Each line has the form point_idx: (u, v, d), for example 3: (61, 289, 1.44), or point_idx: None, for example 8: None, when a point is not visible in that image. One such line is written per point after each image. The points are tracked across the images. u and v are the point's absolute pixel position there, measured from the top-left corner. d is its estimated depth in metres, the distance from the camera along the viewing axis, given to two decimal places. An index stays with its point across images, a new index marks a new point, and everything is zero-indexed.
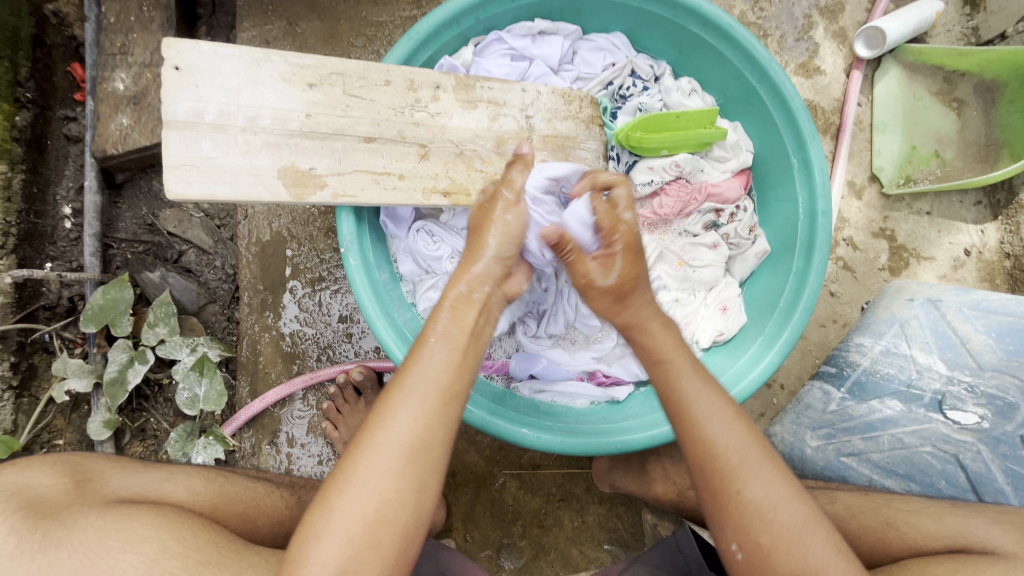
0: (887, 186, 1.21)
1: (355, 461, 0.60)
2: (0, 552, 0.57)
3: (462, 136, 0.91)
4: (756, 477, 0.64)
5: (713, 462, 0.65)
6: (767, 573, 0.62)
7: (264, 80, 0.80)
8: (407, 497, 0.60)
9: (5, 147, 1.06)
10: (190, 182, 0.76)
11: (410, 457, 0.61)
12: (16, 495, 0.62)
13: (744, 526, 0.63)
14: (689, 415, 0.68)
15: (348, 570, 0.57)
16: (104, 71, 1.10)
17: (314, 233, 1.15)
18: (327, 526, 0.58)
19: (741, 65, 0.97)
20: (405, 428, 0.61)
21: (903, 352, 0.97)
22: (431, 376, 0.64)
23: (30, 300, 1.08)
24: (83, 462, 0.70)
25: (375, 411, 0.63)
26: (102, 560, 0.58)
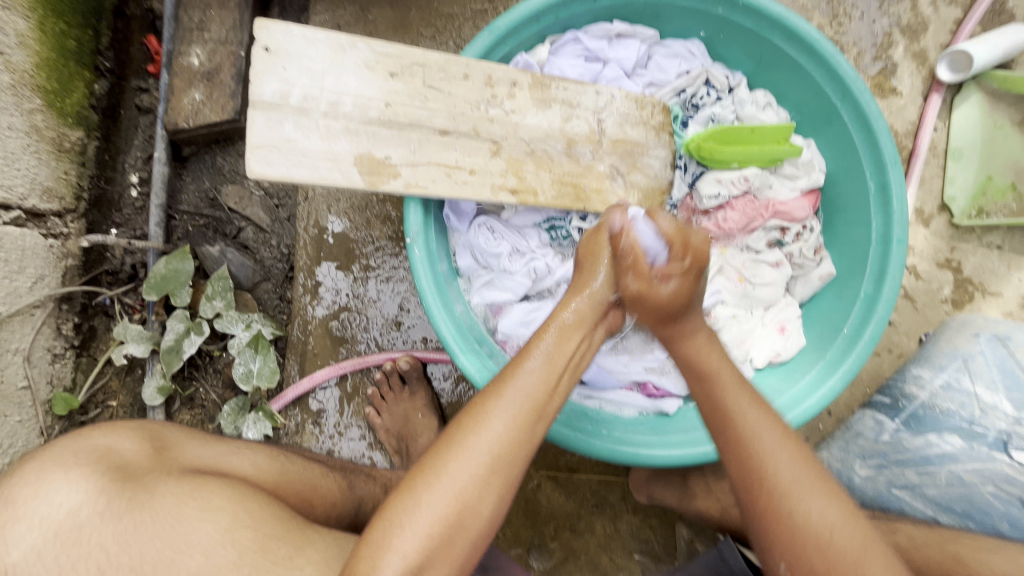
0: (958, 216, 1.17)
1: (445, 460, 0.61)
2: (90, 510, 0.57)
3: (534, 135, 0.90)
4: (777, 448, 0.66)
5: (747, 446, 0.67)
6: (796, 555, 0.61)
7: (348, 66, 0.81)
8: (487, 504, 0.62)
9: (83, 113, 1.09)
10: (270, 163, 0.77)
11: (495, 464, 0.62)
12: (103, 456, 0.62)
13: (795, 526, 0.62)
14: (727, 410, 0.70)
15: (421, 564, 0.58)
16: (181, 46, 1.13)
17: (370, 220, 1.16)
18: (409, 522, 0.59)
19: (823, 82, 0.95)
20: (496, 436, 0.63)
21: (966, 388, 0.94)
22: (534, 396, 0.66)
23: (95, 264, 1.12)
24: (159, 429, 0.71)
25: (471, 413, 0.64)
26: (186, 527, 0.59)
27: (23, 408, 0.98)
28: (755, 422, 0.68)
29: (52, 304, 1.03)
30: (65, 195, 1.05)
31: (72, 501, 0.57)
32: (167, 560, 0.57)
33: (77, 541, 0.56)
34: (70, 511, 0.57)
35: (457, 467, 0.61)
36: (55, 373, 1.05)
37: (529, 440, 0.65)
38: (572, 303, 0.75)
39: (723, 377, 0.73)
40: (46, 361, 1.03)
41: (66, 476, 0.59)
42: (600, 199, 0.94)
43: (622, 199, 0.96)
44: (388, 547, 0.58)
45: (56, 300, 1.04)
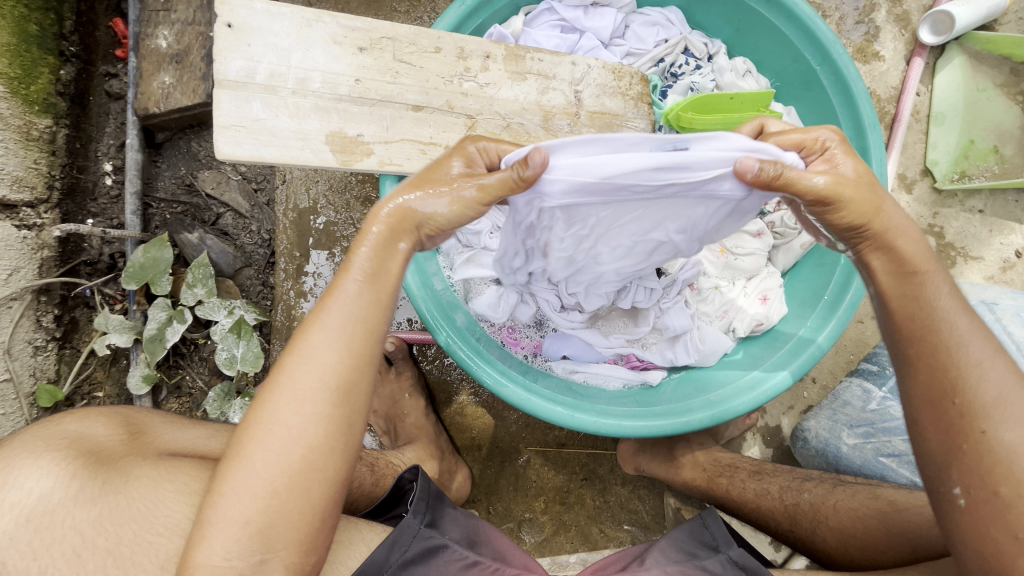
0: (940, 181, 1.17)
1: (270, 404, 0.57)
2: (62, 495, 0.57)
3: (510, 108, 0.89)
4: (1011, 400, 0.56)
5: (955, 393, 0.57)
6: (991, 525, 0.54)
7: (315, 41, 0.79)
8: (325, 445, 0.57)
9: (50, 101, 1.06)
10: (239, 143, 0.76)
11: (324, 401, 0.57)
12: (75, 442, 0.62)
13: (986, 464, 0.55)
14: (941, 341, 0.59)
15: (264, 515, 0.54)
16: (148, 28, 1.10)
17: (350, 202, 1.15)
18: (235, 482, 0.55)
19: (802, 47, 0.93)
20: (312, 370, 0.58)
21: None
22: (346, 327, 0.59)
23: (73, 254, 1.10)
24: (135, 414, 0.72)
25: (287, 352, 0.59)
26: (159, 511, 0.59)
27: (6, 400, 0.98)
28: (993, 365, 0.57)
29: (31, 296, 1.02)
30: (36, 185, 1.03)
31: (45, 486, 0.57)
32: (146, 541, 0.57)
33: (50, 526, 0.56)
34: (42, 496, 0.57)
35: (281, 408, 0.57)
36: (38, 365, 1.04)
37: (356, 371, 0.59)
38: (377, 222, 0.62)
39: (941, 300, 0.60)
40: (27, 354, 1.02)
41: (38, 462, 0.58)
42: None
43: None
44: (219, 512, 0.54)
45: (34, 292, 1.03)
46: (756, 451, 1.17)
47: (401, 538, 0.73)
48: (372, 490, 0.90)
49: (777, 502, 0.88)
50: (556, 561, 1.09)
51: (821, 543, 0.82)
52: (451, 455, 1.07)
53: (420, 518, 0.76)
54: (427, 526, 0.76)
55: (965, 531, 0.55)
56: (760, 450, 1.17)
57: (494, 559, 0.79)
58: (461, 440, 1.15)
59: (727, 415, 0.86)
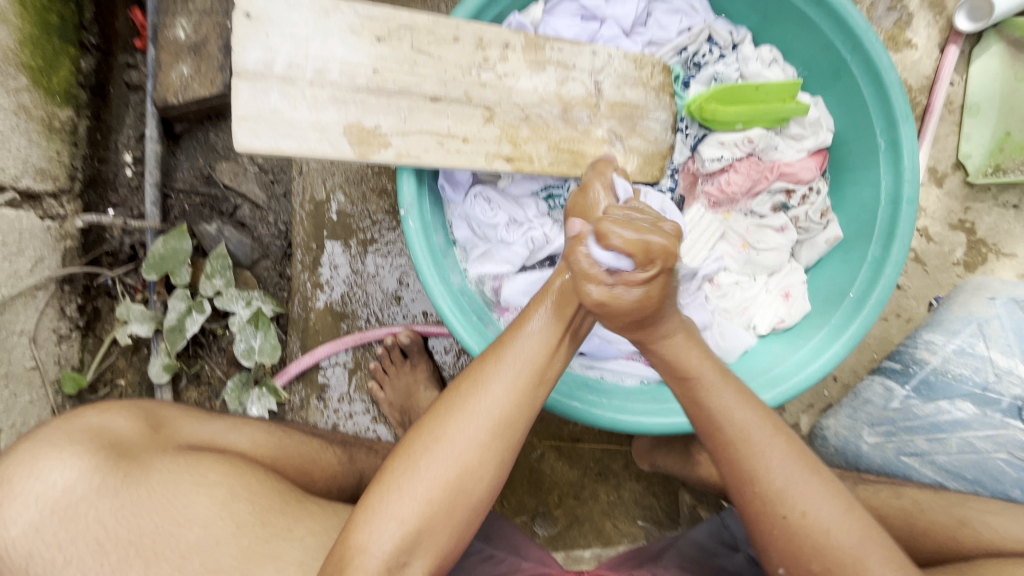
0: (973, 175, 1.13)
1: (445, 425, 0.62)
2: (85, 488, 0.58)
3: (529, 99, 0.87)
4: (768, 440, 0.65)
5: (721, 434, 0.66)
6: (782, 543, 0.63)
7: (333, 31, 0.78)
8: (484, 471, 0.62)
9: (71, 92, 1.07)
10: (258, 135, 0.75)
11: (493, 429, 0.62)
12: (97, 434, 0.63)
13: (749, 479, 0.64)
14: (703, 400, 0.67)
15: (423, 527, 0.59)
16: (166, 18, 1.10)
17: (366, 193, 1.15)
18: (399, 489, 0.59)
19: (832, 35, 0.90)
20: (496, 401, 0.62)
21: (979, 353, 0.91)
22: (537, 361, 0.65)
23: (94, 245, 1.12)
24: (155, 409, 0.71)
25: (470, 379, 0.64)
26: (181, 504, 0.60)
27: (33, 388, 1.00)
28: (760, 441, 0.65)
29: (54, 286, 1.04)
30: (59, 176, 1.04)
31: (67, 479, 0.58)
32: (166, 531, 0.59)
33: (74, 517, 0.58)
34: (66, 488, 0.58)
35: (457, 431, 0.61)
36: (62, 354, 1.06)
37: (533, 404, 0.65)
38: (555, 282, 0.68)
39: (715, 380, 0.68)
40: (52, 342, 1.04)
41: (61, 455, 0.59)
42: None
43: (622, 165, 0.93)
44: (382, 512, 0.59)
45: (57, 282, 1.05)
46: None
47: None
48: None
49: None
50: (570, 555, 1.11)
51: None
52: None
53: None
54: None
55: (769, 556, 0.64)
56: None
57: (509, 554, 0.80)
58: None
59: None
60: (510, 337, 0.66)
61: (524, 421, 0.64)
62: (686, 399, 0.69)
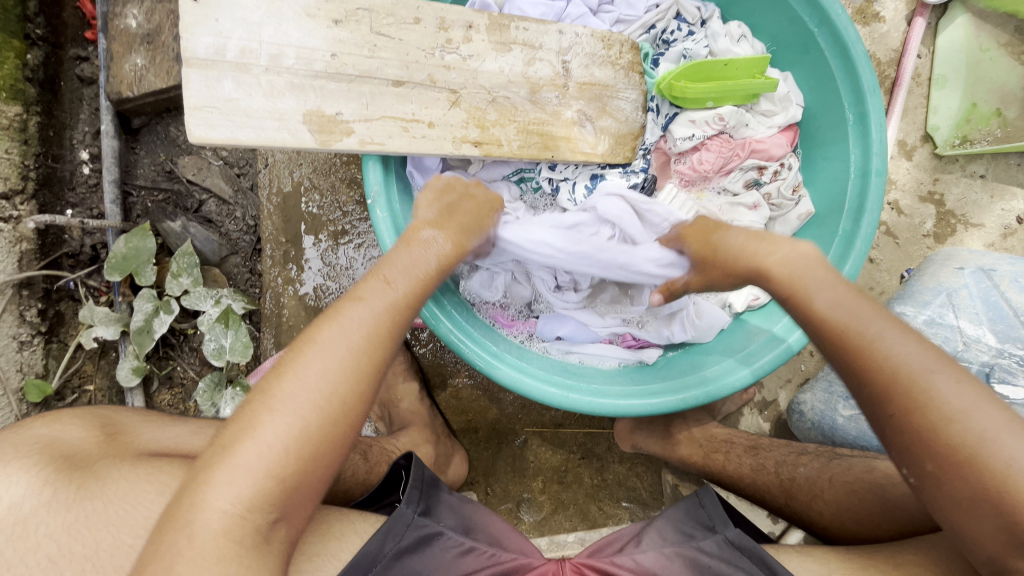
0: (941, 146, 1.14)
1: (288, 363, 0.57)
2: (33, 503, 0.57)
3: (495, 81, 0.85)
4: (931, 372, 0.57)
5: (890, 378, 0.58)
6: (947, 495, 0.54)
7: (287, 14, 0.75)
8: (316, 455, 0.55)
9: (18, 87, 1.02)
10: (212, 125, 0.72)
11: (347, 363, 0.58)
12: (48, 446, 0.61)
13: (923, 430, 0.56)
14: (856, 341, 0.61)
15: (268, 475, 0.52)
16: (116, 7, 1.05)
17: (336, 184, 1.12)
18: (218, 490, 0.51)
19: (799, 8, 0.89)
20: (352, 331, 0.60)
21: (949, 322, 0.93)
22: (395, 297, 0.64)
23: (53, 246, 1.07)
24: (110, 416, 0.71)
25: (322, 318, 0.61)
26: (137, 514, 0.59)
27: None
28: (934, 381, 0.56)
29: (11, 291, 1.00)
30: (9, 176, 1.00)
31: (15, 495, 0.57)
32: (127, 545, 0.58)
33: (25, 534, 0.56)
34: (13, 505, 0.57)
35: (310, 367, 0.57)
36: (25, 360, 1.02)
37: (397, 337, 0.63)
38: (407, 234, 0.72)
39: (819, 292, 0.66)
40: (12, 350, 1.00)
41: (8, 472, 0.58)
42: (570, 147, 0.90)
43: (593, 146, 0.92)
44: (196, 518, 0.50)
45: (15, 286, 1.01)
46: (754, 426, 1.16)
47: (396, 527, 0.72)
48: (365, 478, 0.89)
49: (773, 477, 0.87)
50: (554, 540, 1.11)
51: (817, 517, 0.81)
52: (447, 439, 1.06)
53: (413, 507, 0.75)
54: (421, 515, 0.76)
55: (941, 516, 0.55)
56: (757, 424, 1.16)
57: (491, 544, 0.79)
58: (457, 423, 1.14)
59: (723, 390, 0.84)
60: (366, 289, 0.64)
61: (368, 391, 0.59)
62: (837, 350, 0.62)
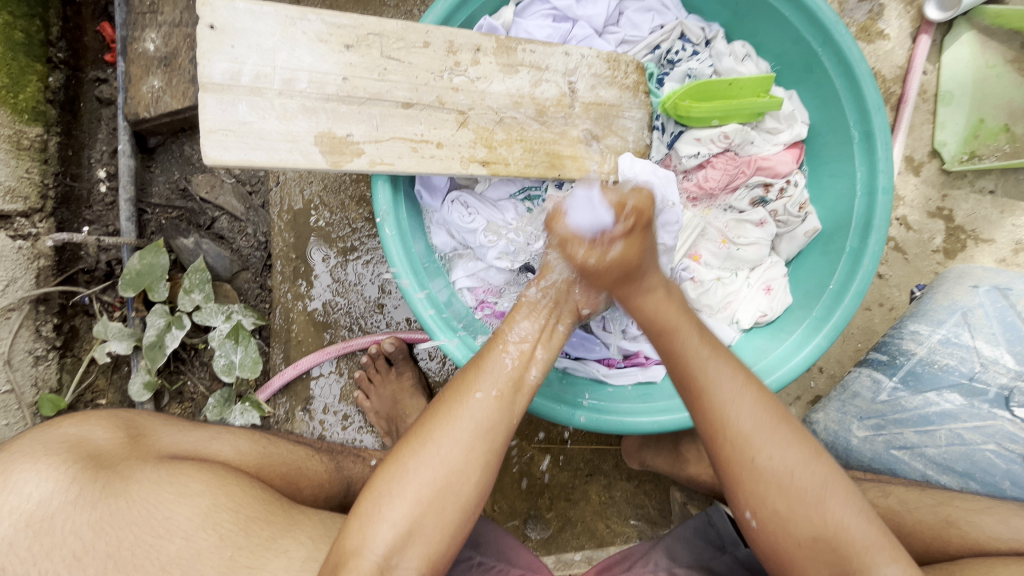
0: (949, 162, 1.14)
1: (433, 430, 0.62)
2: (61, 500, 0.58)
3: (502, 102, 0.87)
4: (752, 437, 0.61)
5: (722, 431, 0.62)
6: (781, 540, 0.59)
7: (300, 40, 0.77)
8: (477, 473, 0.61)
9: (39, 109, 1.05)
10: (226, 147, 0.74)
11: (481, 434, 0.62)
12: (76, 446, 0.63)
13: (788, 490, 0.59)
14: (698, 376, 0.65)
15: (413, 533, 0.59)
16: (135, 31, 1.08)
17: (345, 202, 1.14)
18: (393, 490, 0.59)
19: (803, 28, 0.90)
20: (478, 407, 0.63)
21: (965, 343, 0.90)
22: (514, 360, 0.68)
23: (70, 263, 1.10)
24: (137, 419, 0.72)
25: (451, 390, 0.65)
26: (161, 513, 0.60)
27: (9, 411, 0.99)
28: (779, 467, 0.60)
29: (29, 306, 1.02)
30: (29, 195, 1.02)
31: (43, 492, 0.58)
32: (149, 543, 0.58)
33: (50, 530, 0.57)
34: (42, 501, 0.58)
35: (450, 438, 0.61)
36: (39, 375, 1.04)
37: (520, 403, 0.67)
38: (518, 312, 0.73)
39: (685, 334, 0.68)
40: (28, 364, 1.02)
41: (37, 467, 0.60)
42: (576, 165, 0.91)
43: (599, 164, 0.92)
44: (378, 514, 0.59)
45: (32, 302, 1.03)
46: None
47: None
48: None
49: None
50: (561, 559, 1.09)
51: None
52: None
53: None
54: None
55: (759, 547, 0.61)
56: None
57: (498, 560, 0.79)
58: None
59: None
60: (490, 356, 0.68)
61: (491, 464, 0.63)
62: (697, 412, 0.64)
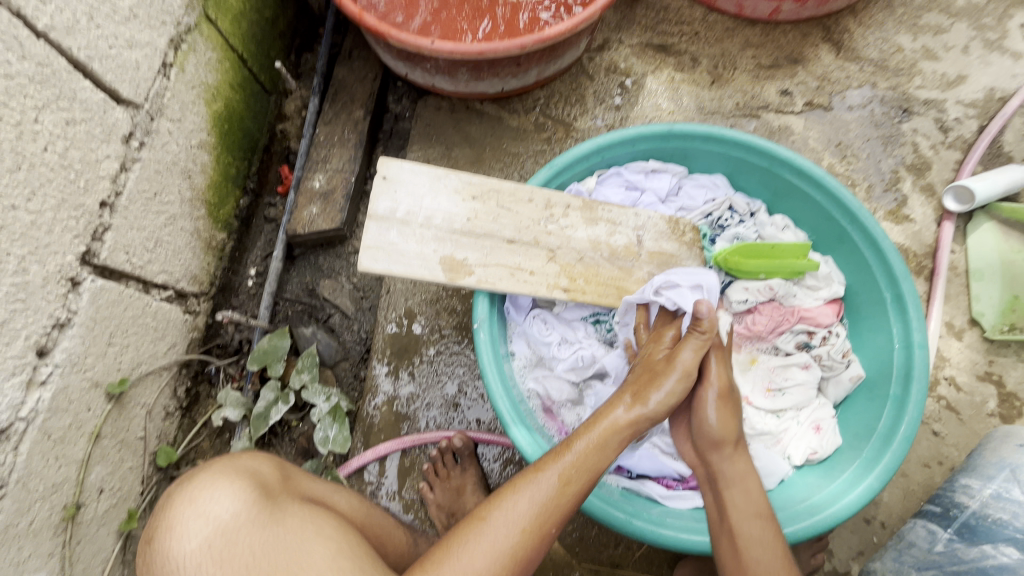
0: (990, 330, 1.23)
1: (466, 541, 0.74)
2: (243, 517, 0.74)
3: (584, 246, 1.10)
4: None
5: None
6: None
7: (442, 191, 1.06)
8: None
9: (229, 221, 1.40)
10: (377, 260, 0.99)
11: (507, 552, 0.73)
12: (251, 475, 0.79)
13: None
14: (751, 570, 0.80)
15: None
16: (308, 173, 1.47)
17: (439, 311, 1.35)
18: None
19: (833, 209, 1.11)
20: (512, 523, 0.74)
21: (1017, 498, 0.90)
22: (555, 486, 0.77)
23: (211, 338, 1.35)
24: (285, 464, 0.88)
25: (497, 498, 0.77)
26: (304, 548, 0.73)
27: (136, 456, 1.14)
28: (725, 455, 0.90)
29: (175, 368, 1.24)
30: (203, 281, 1.32)
31: (232, 507, 0.74)
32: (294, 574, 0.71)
33: (232, 541, 0.72)
34: (231, 515, 0.73)
35: (474, 549, 0.73)
36: (164, 429, 1.22)
37: (549, 525, 0.76)
38: (596, 428, 0.83)
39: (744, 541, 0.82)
40: (161, 417, 1.21)
41: (229, 486, 0.76)
42: None
43: None
44: None
45: (178, 365, 1.25)
46: None
47: None
48: None
49: None
50: None
51: None
52: None
53: None
54: None
55: None
56: None
57: None
58: None
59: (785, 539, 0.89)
60: (535, 474, 0.79)
61: None
62: None
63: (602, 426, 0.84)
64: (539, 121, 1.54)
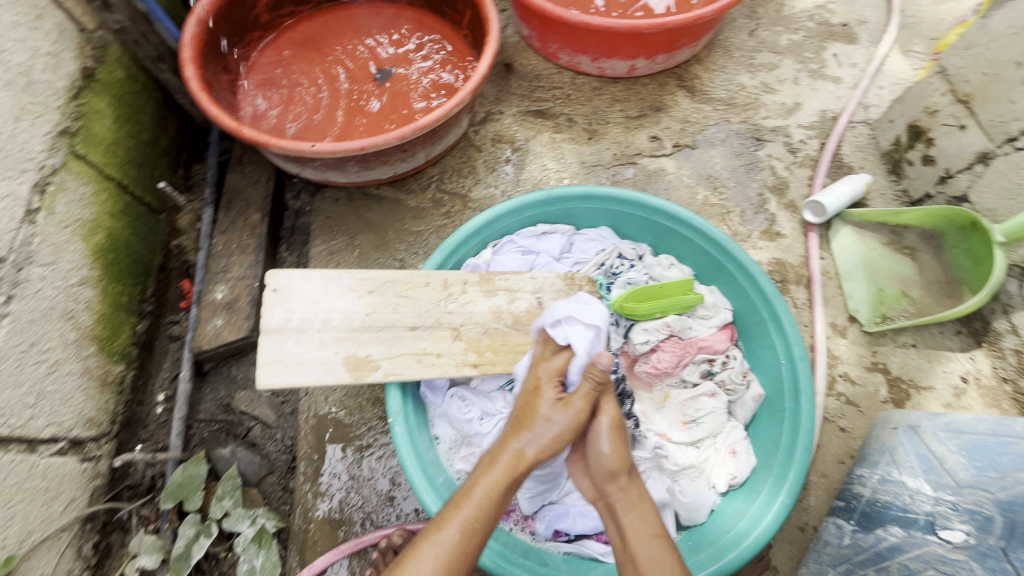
0: (867, 324, 1.36)
1: None
2: None
3: (486, 318, 1.13)
4: None
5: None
6: None
7: (336, 291, 1.07)
8: None
9: (126, 350, 1.33)
10: (275, 374, 0.99)
11: None
12: None
13: None
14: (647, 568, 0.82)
15: None
16: (208, 286, 1.44)
17: (363, 403, 1.33)
18: None
19: (706, 244, 1.22)
20: None
21: (895, 479, 0.99)
22: (458, 533, 0.79)
23: (119, 480, 1.26)
24: None
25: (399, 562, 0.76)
26: None
27: None
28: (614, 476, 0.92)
29: (77, 526, 1.13)
30: (102, 421, 1.23)
31: None
32: None
33: None
34: None
35: None
36: None
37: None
38: (495, 466, 0.86)
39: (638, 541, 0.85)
40: None
41: None
42: None
43: None
44: None
45: (80, 521, 1.15)
46: None
47: None
48: None
49: None
50: None
51: None
52: None
53: None
54: None
55: None
56: None
57: None
58: None
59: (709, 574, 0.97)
60: (438, 527, 0.79)
61: None
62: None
63: (504, 460, 0.86)
64: (436, 198, 1.60)
